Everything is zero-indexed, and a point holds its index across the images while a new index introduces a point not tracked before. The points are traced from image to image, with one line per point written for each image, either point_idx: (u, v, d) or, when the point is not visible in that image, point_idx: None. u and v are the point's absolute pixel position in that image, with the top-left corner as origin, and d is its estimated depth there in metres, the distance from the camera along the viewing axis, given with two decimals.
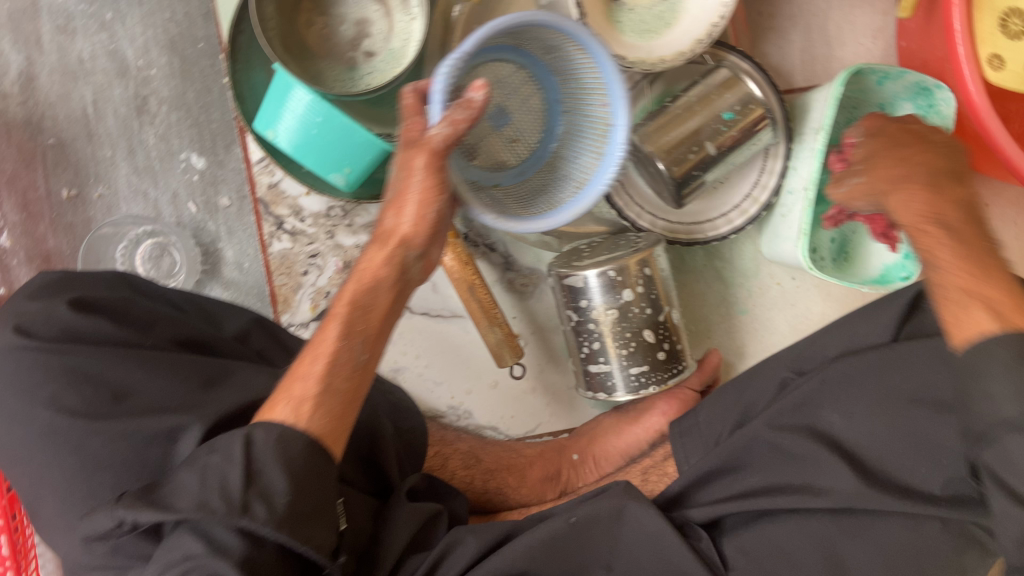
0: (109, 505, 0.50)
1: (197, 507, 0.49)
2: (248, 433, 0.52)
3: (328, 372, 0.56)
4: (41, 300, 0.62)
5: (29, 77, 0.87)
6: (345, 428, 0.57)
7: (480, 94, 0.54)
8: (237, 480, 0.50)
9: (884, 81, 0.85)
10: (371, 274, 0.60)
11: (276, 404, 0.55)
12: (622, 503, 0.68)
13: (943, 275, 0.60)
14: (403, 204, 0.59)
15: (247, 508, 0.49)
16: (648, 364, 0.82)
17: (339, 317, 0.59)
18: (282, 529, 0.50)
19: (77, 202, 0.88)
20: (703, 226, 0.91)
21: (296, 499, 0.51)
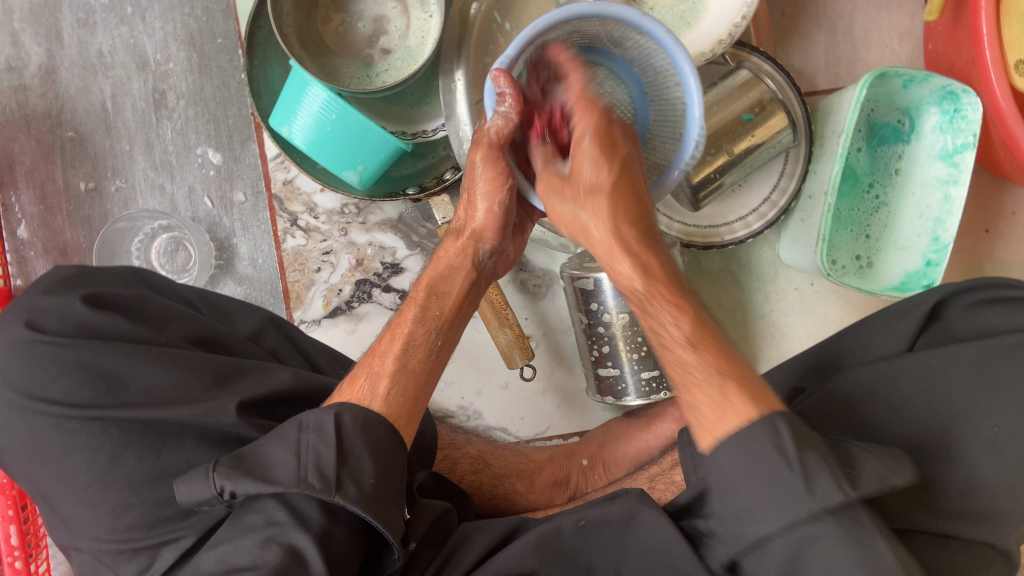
0: (204, 474, 0.51)
1: (297, 480, 0.50)
2: (338, 413, 0.53)
3: (403, 352, 0.60)
4: (56, 295, 0.62)
5: (49, 69, 0.88)
6: (416, 411, 0.59)
7: (503, 83, 0.55)
8: (331, 458, 0.50)
9: (909, 84, 0.83)
10: (447, 262, 0.65)
11: (358, 379, 0.58)
12: (634, 508, 0.65)
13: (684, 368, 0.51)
14: (473, 199, 0.63)
15: (339, 486, 0.50)
16: (659, 368, 0.81)
17: (416, 300, 0.63)
18: (371, 509, 0.50)
19: (95, 195, 0.89)
20: (720, 231, 0.89)
21: (381, 482, 0.52)
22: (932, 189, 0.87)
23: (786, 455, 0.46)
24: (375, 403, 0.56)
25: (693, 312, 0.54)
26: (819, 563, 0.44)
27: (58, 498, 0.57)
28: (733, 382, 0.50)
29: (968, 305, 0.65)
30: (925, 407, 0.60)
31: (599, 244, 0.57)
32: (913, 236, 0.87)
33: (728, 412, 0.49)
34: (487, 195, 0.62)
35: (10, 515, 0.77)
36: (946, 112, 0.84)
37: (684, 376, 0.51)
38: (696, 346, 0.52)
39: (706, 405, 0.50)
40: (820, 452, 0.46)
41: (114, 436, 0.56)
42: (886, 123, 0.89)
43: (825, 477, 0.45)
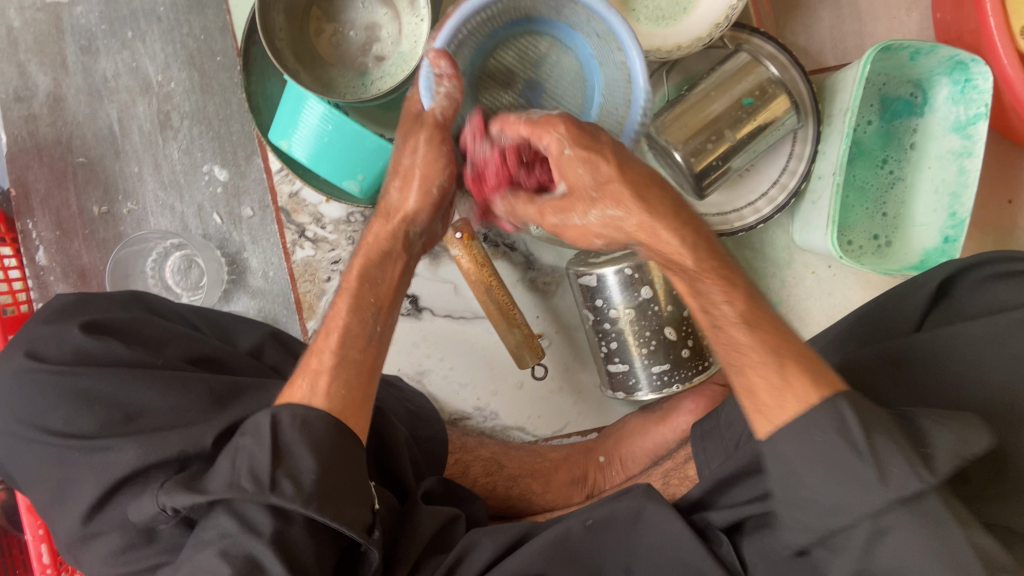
0: (152, 492, 0.54)
1: (228, 487, 0.50)
2: (276, 413, 0.53)
3: (342, 343, 0.59)
4: (55, 323, 0.63)
5: (56, 98, 0.91)
6: (365, 403, 0.58)
7: (443, 65, 0.58)
8: (266, 458, 0.51)
9: (917, 56, 0.80)
10: (378, 246, 0.64)
11: (298, 379, 0.57)
12: (640, 505, 0.65)
13: (744, 372, 0.51)
14: (407, 179, 0.63)
15: (275, 485, 0.50)
16: (670, 362, 0.80)
17: (350, 290, 0.62)
18: (312, 506, 0.50)
19: (109, 218, 0.91)
20: (729, 218, 0.87)
21: (324, 476, 0.51)
22: (948, 163, 0.84)
23: (853, 442, 0.46)
24: (318, 401, 0.55)
25: (743, 289, 0.53)
26: (891, 553, 0.45)
27: (63, 522, 0.58)
28: (790, 360, 0.50)
29: (978, 280, 0.63)
30: (929, 389, 0.59)
31: (633, 231, 0.54)
32: (931, 211, 0.84)
33: (787, 399, 0.48)
34: (423, 176, 0.62)
35: (40, 534, 0.80)
36: (957, 82, 0.81)
37: (737, 357, 0.51)
38: (755, 325, 0.51)
39: (765, 391, 0.49)
40: (889, 434, 0.46)
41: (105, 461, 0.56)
42: (898, 97, 0.86)
43: (897, 462, 0.45)
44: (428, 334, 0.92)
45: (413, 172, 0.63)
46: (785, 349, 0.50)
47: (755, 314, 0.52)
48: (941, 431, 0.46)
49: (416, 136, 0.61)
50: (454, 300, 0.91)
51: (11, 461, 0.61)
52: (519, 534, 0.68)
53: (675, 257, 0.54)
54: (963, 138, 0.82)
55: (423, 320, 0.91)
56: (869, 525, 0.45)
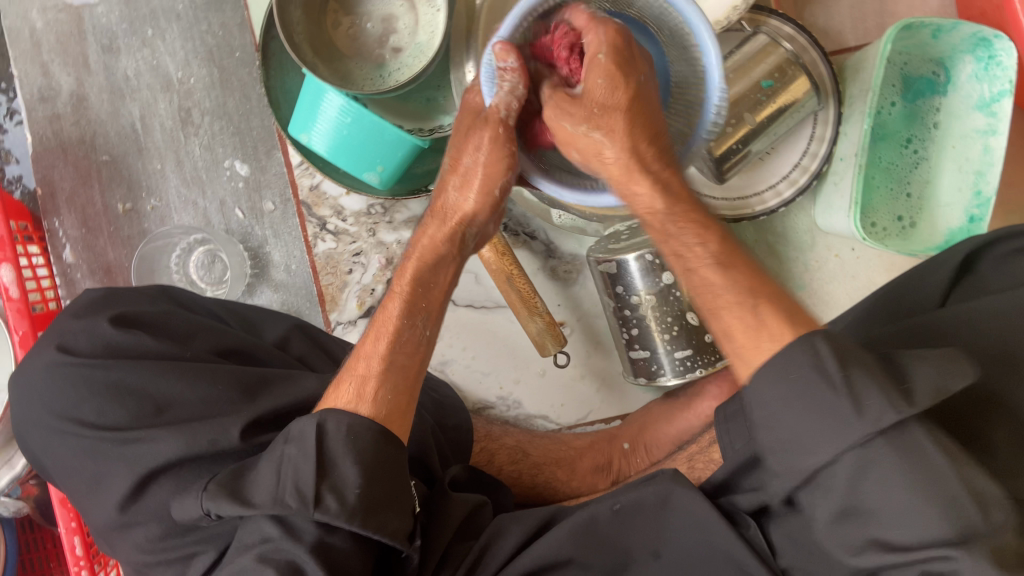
0: (197, 492, 0.53)
1: (274, 501, 0.50)
2: (321, 419, 0.52)
3: (390, 352, 0.58)
4: (84, 317, 0.64)
5: (79, 97, 0.92)
6: (406, 411, 0.57)
7: (508, 59, 0.53)
8: (309, 473, 0.50)
9: (939, 34, 0.79)
10: (434, 250, 0.62)
11: (342, 383, 0.57)
12: (669, 489, 0.65)
13: (717, 308, 0.52)
14: (469, 179, 0.59)
15: (319, 501, 0.49)
16: (693, 347, 0.79)
17: (401, 295, 0.60)
18: (354, 521, 0.49)
19: (133, 215, 0.92)
20: (750, 201, 0.87)
21: (369, 489, 0.50)
22: (972, 141, 0.82)
23: (829, 378, 0.44)
24: (363, 408, 0.54)
25: (715, 232, 0.55)
26: (869, 487, 0.43)
27: (100, 511, 0.59)
28: (766, 300, 0.50)
29: (1006, 253, 0.62)
30: None
31: (611, 167, 0.55)
32: (956, 191, 0.83)
33: (764, 340, 0.49)
34: (485, 177, 0.59)
35: (74, 526, 0.81)
36: (980, 60, 0.80)
37: (712, 300, 0.52)
38: (728, 265, 0.53)
39: (740, 332, 0.50)
40: (869, 369, 0.44)
41: (131, 455, 0.57)
42: (920, 76, 0.85)
43: (873, 394, 0.43)
44: (450, 324, 0.92)
45: (472, 172, 0.59)
46: (771, 307, 0.50)
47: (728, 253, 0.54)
48: (922, 362, 0.44)
49: (479, 133, 0.57)
50: (475, 290, 0.92)
51: (45, 454, 0.62)
52: (549, 515, 0.69)
53: (647, 203, 0.56)
54: (988, 116, 0.81)
55: (444, 310, 0.92)
56: (852, 458, 0.43)
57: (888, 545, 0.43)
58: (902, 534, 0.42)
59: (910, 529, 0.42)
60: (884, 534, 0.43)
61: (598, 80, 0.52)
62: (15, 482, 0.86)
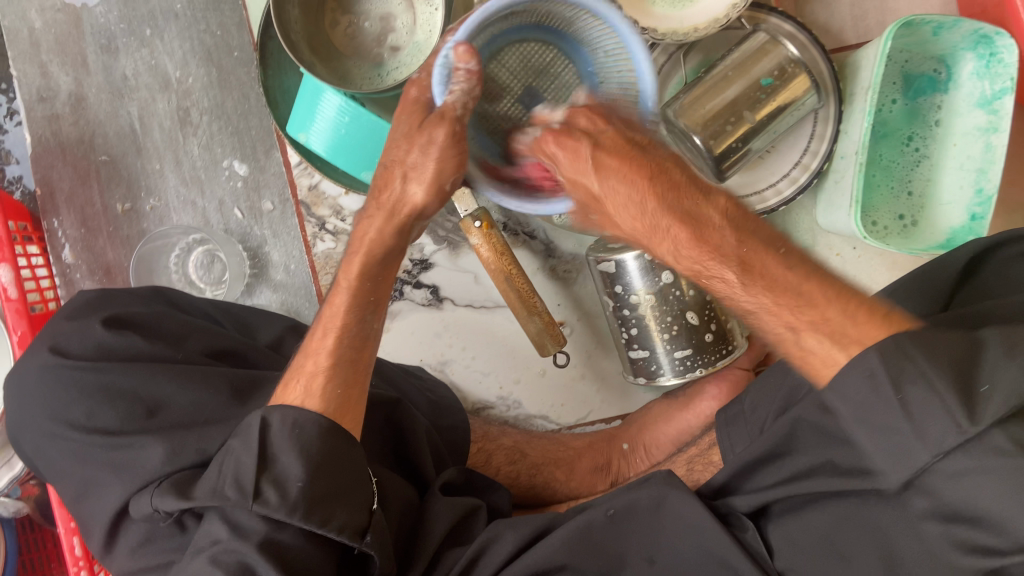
0: (149, 490, 0.54)
1: (212, 494, 0.51)
2: (265, 414, 0.53)
3: (338, 347, 0.58)
4: (77, 320, 0.64)
5: (78, 97, 0.92)
6: (356, 405, 0.57)
7: (470, 61, 0.55)
8: (250, 468, 0.51)
9: (940, 32, 0.78)
10: (381, 243, 0.58)
11: (293, 382, 0.57)
12: (662, 492, 0.64)
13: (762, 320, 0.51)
14: (422, 167, 0.55)
15: (259, 495, 0.49)
16: (692, 347, 0.79)
17: (348, 284, 0.59)
18: (296, 514, 0.49)
19: (132, 215, 0.92)
20: (750, 200, 0.86)
21: (313, 484, 0.50)
22: (973, 139, 0.82)
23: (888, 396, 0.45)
24: (311, 404, 0.55)
25: (761, 270, 0.50)
26: (964, 489, 0.44)
27: (91, 514, 0.58)
28: (859, 308, 0.48)
29: (1007, 258, 0.62)
30: None
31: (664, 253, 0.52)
32: (958, 189, 0.83)
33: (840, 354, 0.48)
34: (446, 170, 0.55)
35: (72, 527, 0.81)
36: (981, 57, 0.80)
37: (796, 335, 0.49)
38: (770, 302, 0.50)
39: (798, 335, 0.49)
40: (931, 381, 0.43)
41: (120, 459, 0.56)
42: (921, 73, 0.85)
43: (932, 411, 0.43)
44: (449, 323, 0.92)
45: (427, 158, 0.55)
46: (841, 299, 0.48)
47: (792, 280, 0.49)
48: (1000, 366, 0.43)
49: (433, 126, 0.55)
50: (475, 290, 0.91)
51: (37, 456, 0.62)
52: (542, 526, 0.67)
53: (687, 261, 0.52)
54: (988, 114, 0.81)
55: (443, 310, 0.92)
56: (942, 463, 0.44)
57: (988, 549, 0.43)
58: (1010, 542, 0.42)
59: (1016, 531, 0.42)
60: (984, 537, 0.44)
61: (608, 159, 0.51)
62: (14, 482, 0.86)
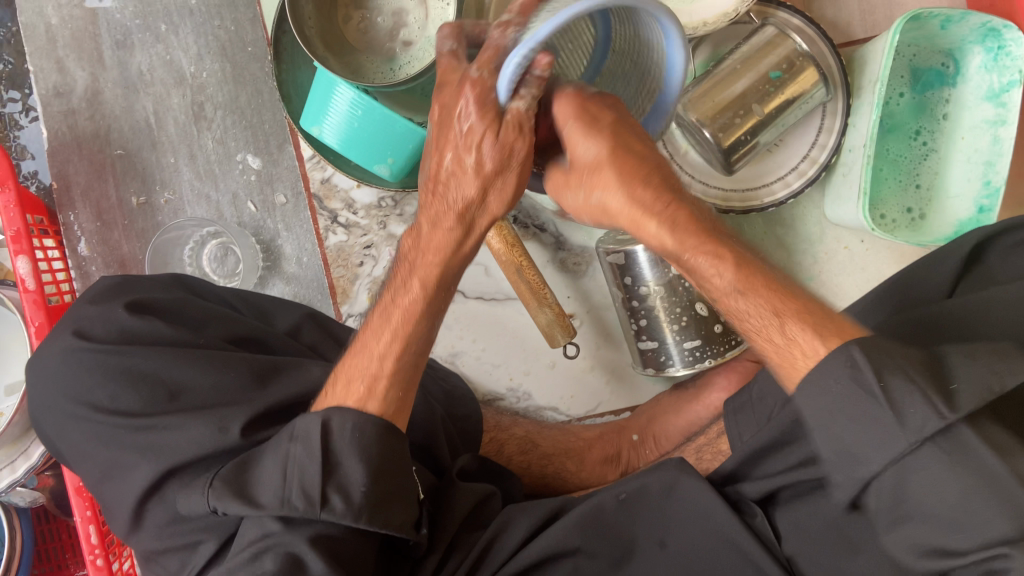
0: (204, 489, 0.53)
1: (280, 502, 0.50)
2: (326, 417, 0.52)
3: (399, 344, 0.57)
4: (100, 304, 0.65)
5: (93, 92, 0.93)
6: (406, 407, 0.57)
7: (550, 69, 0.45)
8: (315, 474, 0.50)
9: (948, 25, 0.79)
10: (438, 244, 0.56)
11: (354, 382, 0.56)
12: (674, 478, 0.65)
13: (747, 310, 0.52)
14: (490, 163, 0.51)
15: (326, 502, 0.50)
16: (702, 338, 0.80)
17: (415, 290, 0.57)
18: (361, 518, 0.50)
19: (147, 209, 0.93)
20: (759, 192, 0.87)
21: (373, 487, 0.51)
22: (981, 132, 0.82)
23: (868, 389, 0.43)
24: (370, 406, 0.55)
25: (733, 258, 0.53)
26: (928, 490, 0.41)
27: (114, 498, 0.59)
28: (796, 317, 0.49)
29: (1007, 247, 0.62)
30: None
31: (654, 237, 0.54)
32: (965, 182, 0.83)
33: (796, 354, 0.48)
34: (510, 167, 0.51)
35: (89, 515, 0.81)
36: (989, 51, 0.81)
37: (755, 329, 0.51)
38: (751, 292, 0.51)
39: (772, 340, 0.50)
40: (906, 372, 0.43)
41: (143, 442, 0.57)
42: (929, 67, 0.85)
43: (913, 400, 0.42)
44: (460, 315, 0.93)
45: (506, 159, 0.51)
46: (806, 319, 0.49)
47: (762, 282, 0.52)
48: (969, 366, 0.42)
49: (511, 137, 0.50)
50: (486, 282, 0.92)
51: (60, 439, 0.63)
52: (557, 506, 0.69)
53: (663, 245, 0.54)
54: (997, 106, 0.81)
55: (454, 303, 0.93)
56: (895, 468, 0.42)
57: (945, 550, 0.41)
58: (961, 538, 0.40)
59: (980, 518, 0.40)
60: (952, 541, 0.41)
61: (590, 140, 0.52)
62: (30, 472, 0.87)
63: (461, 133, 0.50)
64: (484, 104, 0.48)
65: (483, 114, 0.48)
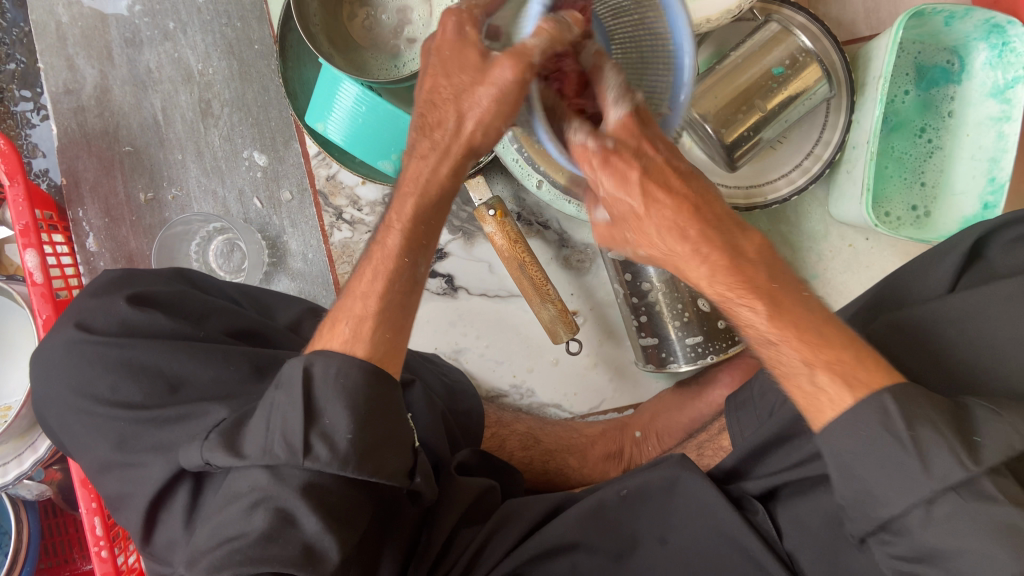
0: (199, 442, 0.53)
1: (264, 452, 0.49)
2: (309, 363, 0.52)
3: (386, 288, 0.57)
4: (102, 296, 0.66)
5: (103, 89, 0.94)
6: (398, 352, 0.57)
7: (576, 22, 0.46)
8: (297, 423, 0.49)
9: (951, 21, 0.79)
10: (420, 179, 0.57)
11: (339, 323, 0.56)
12: (675, 474, 0.64)
13: (789, 365, 0.52)
14: (464, 84, 0.50)
15: (309, 449, 0.49)
16: (703, 334, 0.79)
17: (398, 229, 0.58)
18: (347, 467, 0.49)
19: (154, 205, 0.94)
20: (762, 189, 0.87)
21: (359, 436, 0.50)
22: (985, 129, 0.82)
23: (900, 436, 0.47)
24: (358, 349, 0.54)
25: (777, 299, 0.51)
26: (933, 512, 0.46)
27: (115, 486, 0.59)
28: (823, 367, 0.50)
29: (1010, 241, 0.62)
30: (961, 346, 0.58)
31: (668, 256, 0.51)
32: (970, 178, 0.83)
33: (823, 401, 0.50)
34: (485, 95, 0.49)
35: (94, 507, 0.82)
36: (993, 47, 0.80)
37: (776, 357, 0.52)
38: (786, 340, 0.51)
39: (800, 384, 0.51)
40: (936, 426, 0.46)
41: (141, 433, 0.58)
42: (934, 64, 0.85)
43: (942, 454, 0.45)
44: (464, 312, 0.93)
45: (479, 87, 0.49)
46: (809, 347, 0.51)
47: (814, 343, 0.51)
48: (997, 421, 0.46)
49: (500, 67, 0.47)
50: (489, 279, 0.92)
51: (61, 428, 0.63)
52: (555, 504, 0.68)
53: (703, 279, 0.51)
54: (1001, 103, 0.81)
55: (457, 299, 0.93)
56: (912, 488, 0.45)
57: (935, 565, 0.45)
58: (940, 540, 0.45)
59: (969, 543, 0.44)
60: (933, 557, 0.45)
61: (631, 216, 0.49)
62: (38, 466, 0.87)
63: (438, 60, 0.50)
64: (461, 35, 0.49)
65: (460, 40, 0.49)
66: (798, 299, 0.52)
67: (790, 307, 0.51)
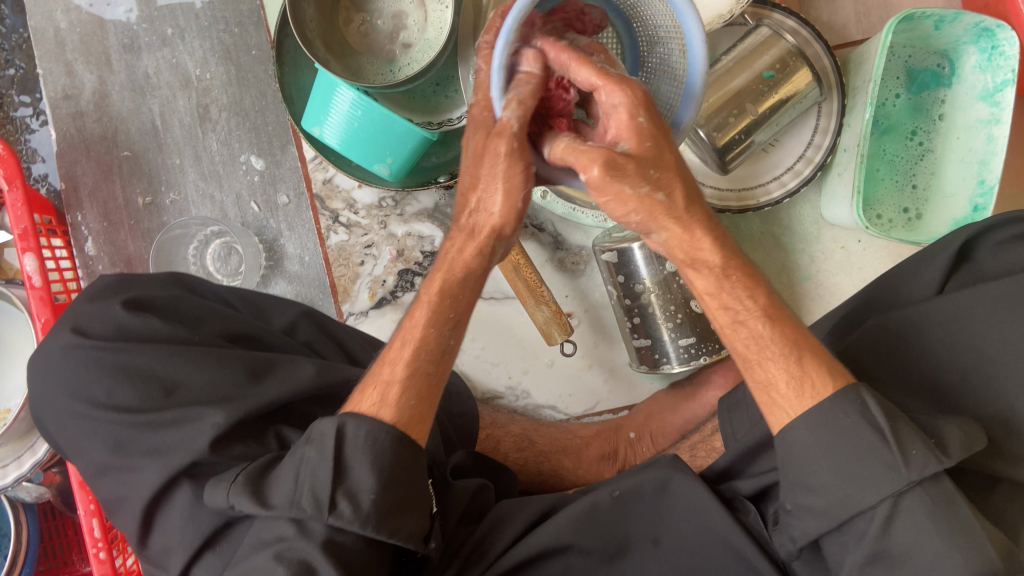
0: (225, 485, 0.54)
1: (290, 504, 0.52)
2: (341, 423, 0.53)
3: (415, 355, 0.57)
4: (99, 301, 0.66)
5: (101, 94, 0.95)
6: (425, 417, 0.57)
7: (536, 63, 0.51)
8: (326, 478, 0.52)
9: (941, 25, 0.79)
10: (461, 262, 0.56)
11: (367, 390, 0.57)
12: (668, 474, 0.65)
13: (775, 375, 0.53)
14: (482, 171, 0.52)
15: (334, 507, 0.51)
16: (696, 335, 0.80)
17: (427, 300, 0.57)
18: (369, 526, 0.51)
19: (152, 209, 0.95)
20: (754, 192, 0.87)
21: (382, 497, 0.52)
22: (976, 131, 0.83)
23: (876, 427, 0.49)
24: (386, 413, 0.55)
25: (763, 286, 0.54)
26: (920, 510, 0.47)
27: (113, 489, 0.60)
28: (809, 353, 0.53)
29: (998, 243, 0.63)
30: (947, 347, 0.59)
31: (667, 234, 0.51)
32: (961, 181, 0.83)
33: (807, 388, 0.52)
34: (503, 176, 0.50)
35: (92, 509, 0.82)
36: (983, 50, 0.81)
37: (763, 358, 0.54)
38: (777, 327, 0.54)
39: (784, 382, 0.53)
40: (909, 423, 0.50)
41: (138, 438, 0.59)
42: (925, 68, 0.86)
43: (917, 447, 0.48)
44: None
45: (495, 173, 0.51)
46: (804, 351, 0.53)
47: (798, 341, 0.53)
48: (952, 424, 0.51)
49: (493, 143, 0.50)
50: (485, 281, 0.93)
51: (58, 432, 0.64)
52: (549, 506, 0.69)
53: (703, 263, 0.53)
54: (992, 106, 0.82)
55: None
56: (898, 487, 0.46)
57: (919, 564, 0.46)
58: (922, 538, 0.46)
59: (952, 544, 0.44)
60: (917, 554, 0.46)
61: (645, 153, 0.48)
62: (36, 468, 0.88)
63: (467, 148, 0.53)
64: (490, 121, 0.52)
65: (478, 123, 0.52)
66: (788, 314, 0.55)
67: (779, 313, 0.54)
